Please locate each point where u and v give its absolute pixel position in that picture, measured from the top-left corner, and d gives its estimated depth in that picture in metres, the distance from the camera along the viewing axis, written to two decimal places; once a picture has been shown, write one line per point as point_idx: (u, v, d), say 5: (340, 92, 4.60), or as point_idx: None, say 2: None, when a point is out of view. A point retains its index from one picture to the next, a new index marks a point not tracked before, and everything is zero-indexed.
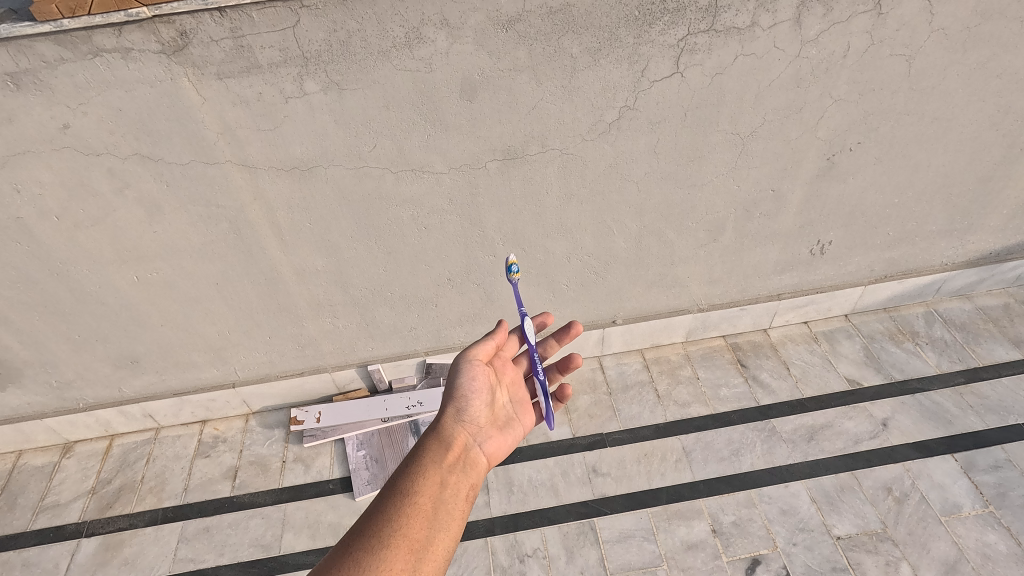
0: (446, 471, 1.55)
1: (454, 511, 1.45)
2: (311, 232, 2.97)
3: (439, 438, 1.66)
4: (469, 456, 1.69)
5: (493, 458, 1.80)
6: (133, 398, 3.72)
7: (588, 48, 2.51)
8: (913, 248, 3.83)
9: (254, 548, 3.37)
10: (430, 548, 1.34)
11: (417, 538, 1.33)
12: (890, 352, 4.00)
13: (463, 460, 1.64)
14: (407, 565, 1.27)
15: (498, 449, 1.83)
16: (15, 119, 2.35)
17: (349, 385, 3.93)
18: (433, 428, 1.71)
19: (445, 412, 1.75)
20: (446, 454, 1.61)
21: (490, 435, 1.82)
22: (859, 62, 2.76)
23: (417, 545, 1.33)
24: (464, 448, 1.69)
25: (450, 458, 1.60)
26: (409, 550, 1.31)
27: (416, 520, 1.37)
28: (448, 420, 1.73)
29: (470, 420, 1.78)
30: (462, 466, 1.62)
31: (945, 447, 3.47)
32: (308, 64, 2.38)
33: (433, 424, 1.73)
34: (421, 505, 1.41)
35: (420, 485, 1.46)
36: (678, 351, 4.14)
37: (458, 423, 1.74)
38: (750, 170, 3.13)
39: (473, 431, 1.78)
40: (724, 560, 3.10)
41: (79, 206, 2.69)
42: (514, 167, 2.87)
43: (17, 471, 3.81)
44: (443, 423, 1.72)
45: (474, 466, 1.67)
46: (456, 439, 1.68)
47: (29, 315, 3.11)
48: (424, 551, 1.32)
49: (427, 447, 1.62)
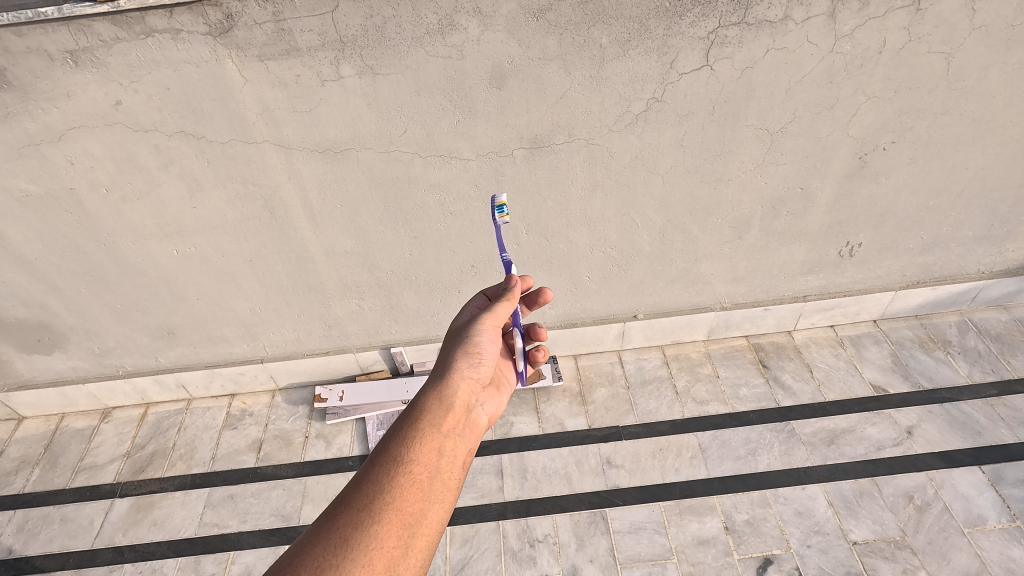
0: (445, 436, 1.51)
1: (449, 480, 1.43)
2: (341, 214, 3.07)
3: (440, 399, 1.61)
4: (470, 418, 1.66)
5: (490, 417, 1.80)
6: (167, 368, 3.90)
7: (617, 39, 2.53)
8: (947, 254, 3.74)
9: (275, 517, 3.49)
10: (422, 522, 1.33)
11: (410, 513, 1.32)
12: (919, 359, 3.91)
13: (463, 423, 1.61)
14: (398, 543, 1.27)
15: (495, 410, 1.84)
16: (72, 95, 2.51)
17: (372, 366, 4.04)
18: (435, 385, 1.67)
19: (453, 367, 1.73)
20: (446, 417, 1.57)
21: (489, 396, 1.84)
22: (895, 58, 2.71)
23: (409, 520, 1.31)
24: (467, 409, 1.67)
25: (450, 422, 1.56)
26: (400, 526, 1.30)
27: (409, 493, 1.35)
28: (454, 376, 1.70)
29: (475, 378, 1.76)
30: (462, 428, 1.59)
31: (971, 458, 3.37)
32: (345, 48, 2.47)
33: (438, 381, 1.68)
34: (415, 476, 1.39)
35: (416, 453, 1.43)
36: (698, 350, 4.13)
37: (462, 380, 1.71)
38: (778, 167, 3.11)
39: (475, 391, 1.75)
40: (735, 557, 3.09)
41: (126, 179, 2.84)
42: (540, 156, 2.92)
43: (60, 432, 4.04)
44: (448, 380, 1.69)
45: (474, 428, 1.65)
46: (459, 400, 1.65)
47: (76, 283, 3.29)
48: (416, 527, 1.31)
49: (428, 409, 1.56)
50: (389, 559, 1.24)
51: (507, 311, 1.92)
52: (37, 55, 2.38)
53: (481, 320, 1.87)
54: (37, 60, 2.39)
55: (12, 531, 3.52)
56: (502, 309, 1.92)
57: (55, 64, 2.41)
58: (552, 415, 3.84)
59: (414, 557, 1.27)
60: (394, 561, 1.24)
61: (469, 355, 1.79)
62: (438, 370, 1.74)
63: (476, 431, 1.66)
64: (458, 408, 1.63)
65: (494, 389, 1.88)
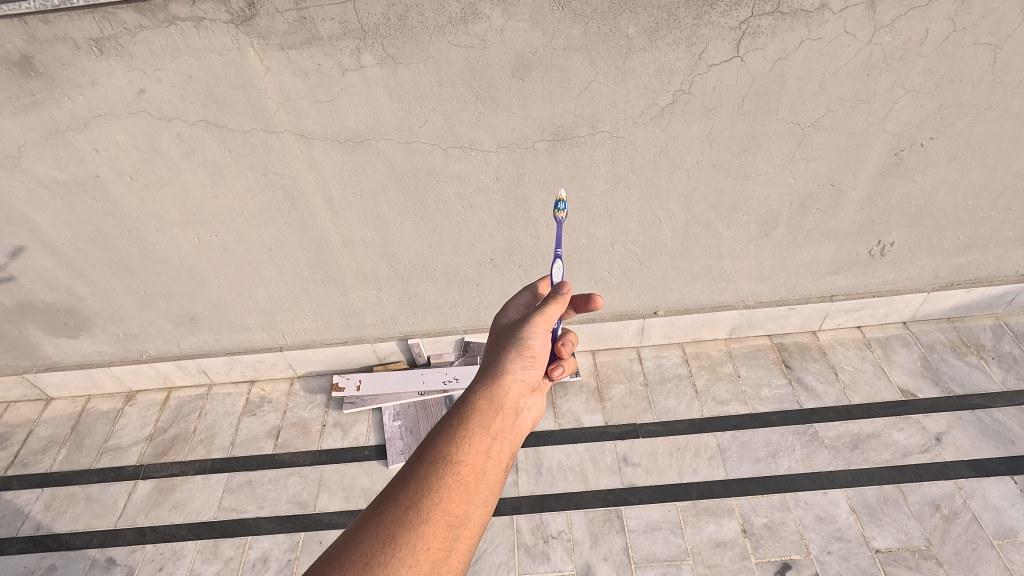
0: (492, 437, 1.49)
1: (493, 483, 1.41)
2: (360, 204, 3.06)
3: (490, 400, 1.58)
4: (518, 421, 1.63)
5: (534, 420, 1.77)
6: (189, 354, 3.96)
7: (644, 29, 2.46)
8: (985, 255, 3.59)
9: (291, 504, 3.52)
10: (467, 525, 1.30)
11: (455, 514, 1.29)
12: (951, 364, 3.78)
13: (510, 425, 1.59)
14: (443, 544, 1.25)
15: (540, 411, 1.80)
16: (98, 83, 2.53)
17: (389, 357, 4.05)
18: (487, 387, 1.62)
19: (505, 370, 1.68)
20: (495, 419, 1.54)
21: (536, 399, 1.79)
22: (937, 50, 2.58)
23: (454, 521, 1.29)
24: (515, 412, 1.63)
25: (498, 424, 1.54)
26: (446, 527, 1.27)
27: (456, 493, 1.33)
28: (507, 379, 1.66)
29: (525, 382, 1.72)
30: (508, 432, 1.57)
31: (1003, 468, 3.26)
32: (366, 38, 2.44)
33: (490, 382, 1.64)
34: (463, 477, 1.36)
35: (464, 453, 1.41)
36: (719, 348, 4.05)
37: (514, 384, 1.67)
38: (808, 163, 3.01)
39: (524, 394, 1.71)
40: (752, 561, 3.03)
41: (150, 167, 2.86)
42: (562, 149, 2.85)
43: (86, 413, 4.14)
44: (500, 383, 1.64)
45: (519, 431, 1.62)
46: (508, 402, 1.62)
47: (102, 269, 3.34)
48: (461, 529, 1.29)
49: (477, 408, 1.54)
50: (434, 560, 1.21)
51: (556, 313, 1.85)
52: (64, 42, 2.40)
53: (533, 320, 1.80)
54: (63, 48, 2.41)
55: (40, 508, 3.62)
56: (552, 309, 1.84)
57: (81, 52, 2.43)
58: (568, 411, 3.81)
59: (457, 560, 1.24)
60: (438, 563, 1.22)
61: (522, 358, 1.74)
62: (489, 370, 1.69)
63: (521, 433, 1.64)
64: (507, 410, 1.60)
65: (541, 390, 1.84)
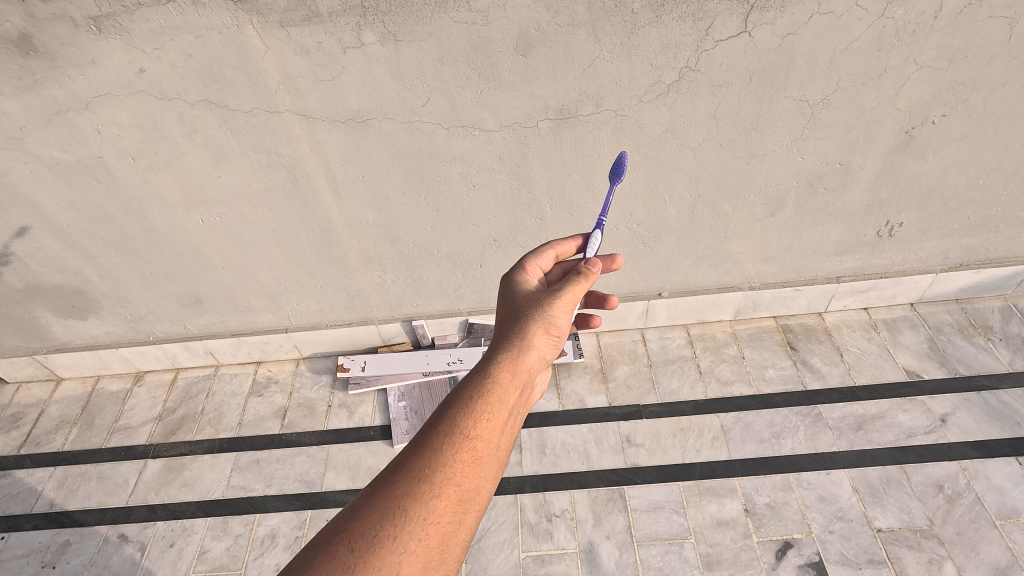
0: (508, 414, 1.46)
1: (504, 458, 1.41)
2: (364, 184, 3.04)
3: (514, 377, 1.53)
4: (529, 394, 1.63)
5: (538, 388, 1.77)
6: (196, 335, 3.99)
7: (650, 4, 2.41)
8: (996, 235, 3.54)
9: (298, 483, 3.57)
10: (476, 499, 1.30)
11: (467, 490, 1.29)
12: (958, 346, 3.75)
13: (524, 399, 1.57)
14: (453, 519, 1.25)
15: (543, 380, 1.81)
16: (98, 63, 2.51)
17: (394, 338, 4.07)
18: (512, 358, 1.56)
19: (532, 343, 1.62)
20: (514, 394, 1.51)
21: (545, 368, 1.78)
22: (952, 24, 2.51)
23: (465, 497, 1.29)
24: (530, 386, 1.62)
25: (516, 400, 1.51)
26: (457, 501, 1.27)
27: (469, 469, 1.32)
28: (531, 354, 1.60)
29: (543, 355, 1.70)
30: (521, 404, 1.56)
31: (1008, 449, 3.25)
32: (366, 14, 2.40)
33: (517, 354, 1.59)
34: (477, 452, 1.35)
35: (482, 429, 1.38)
36: (724, 329, 4.04)
37: (535, 358, 1.62)
38: (817, 141, 2.96)
39: (539, 366, 1.70)
40: (754, 540, 3.05)
41: (152, 148, 2.85)
42: (566, 128, 2.82)
43: (96, 393, 4.19)
44: (524, 358, 1.58)
45: (529, 403, 1.62)
46: (528, 379, 1.59)
47: (107, 251, 3.36)
48: (471, 504, 1.30)
49: (500, 384, 1.48)
50: (442, 535, 1.23)
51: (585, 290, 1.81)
52: (63, 21, 2.37)
53: (563, 295, 1.74)
54: (62, 27, 2.38)
55: (53, 486, 3.69)
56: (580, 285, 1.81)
57: (80, 31, 2.40)
58: (572, 391, 3.83)
59: (464, 534, 1.26)
60: (445, 537, 1.23)
61: (548, 332, 1.69)
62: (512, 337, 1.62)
63: (529, 405, 1.64)
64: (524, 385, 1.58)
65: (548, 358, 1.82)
